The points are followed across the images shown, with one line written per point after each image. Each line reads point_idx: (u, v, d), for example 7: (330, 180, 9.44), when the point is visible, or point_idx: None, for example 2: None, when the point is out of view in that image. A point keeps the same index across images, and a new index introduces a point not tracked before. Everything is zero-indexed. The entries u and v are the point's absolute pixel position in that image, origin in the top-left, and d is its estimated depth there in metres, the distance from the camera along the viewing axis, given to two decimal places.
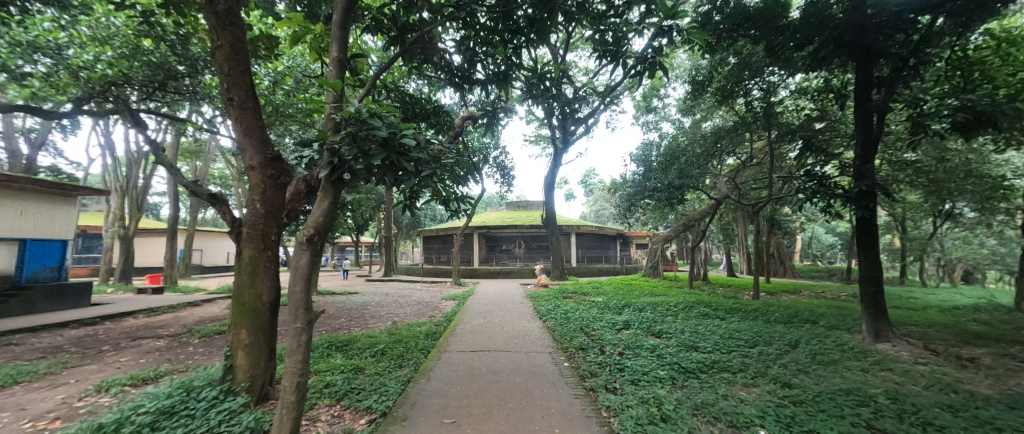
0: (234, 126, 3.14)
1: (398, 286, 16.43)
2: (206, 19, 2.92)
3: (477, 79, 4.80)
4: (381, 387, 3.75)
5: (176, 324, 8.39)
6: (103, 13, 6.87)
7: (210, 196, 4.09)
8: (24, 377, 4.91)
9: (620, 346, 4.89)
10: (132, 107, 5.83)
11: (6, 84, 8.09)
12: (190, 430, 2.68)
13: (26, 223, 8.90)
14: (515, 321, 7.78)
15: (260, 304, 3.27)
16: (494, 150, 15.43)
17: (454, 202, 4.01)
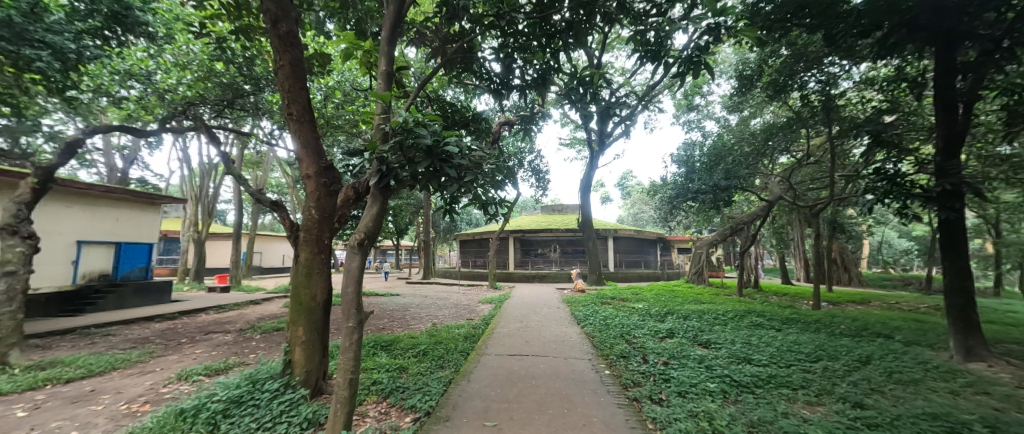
0: (293, 139, 3.39)
1: (436, 289, 16.84)
2: (269, 42, 3.19)
3: (515, 85, 4.86)
4: (424, 387, 3.86)
5: (240, 320, 9.17)
6: (183, 41, 7.73)
7: (270, 202, 4.44)
8: (120, 363, 5.60)
9: (665, 355, 4.68)
10: (206, 123, 6.48)
11: (106, 107, 9.28)
12: (256, 419, 2.92)
13: (122, 228, 10.16)
14: (552, 326, 7.73)
15: (315, 303, 3.49)
16: (529, 155, 15.50)
17: (492, 206, 4.08)
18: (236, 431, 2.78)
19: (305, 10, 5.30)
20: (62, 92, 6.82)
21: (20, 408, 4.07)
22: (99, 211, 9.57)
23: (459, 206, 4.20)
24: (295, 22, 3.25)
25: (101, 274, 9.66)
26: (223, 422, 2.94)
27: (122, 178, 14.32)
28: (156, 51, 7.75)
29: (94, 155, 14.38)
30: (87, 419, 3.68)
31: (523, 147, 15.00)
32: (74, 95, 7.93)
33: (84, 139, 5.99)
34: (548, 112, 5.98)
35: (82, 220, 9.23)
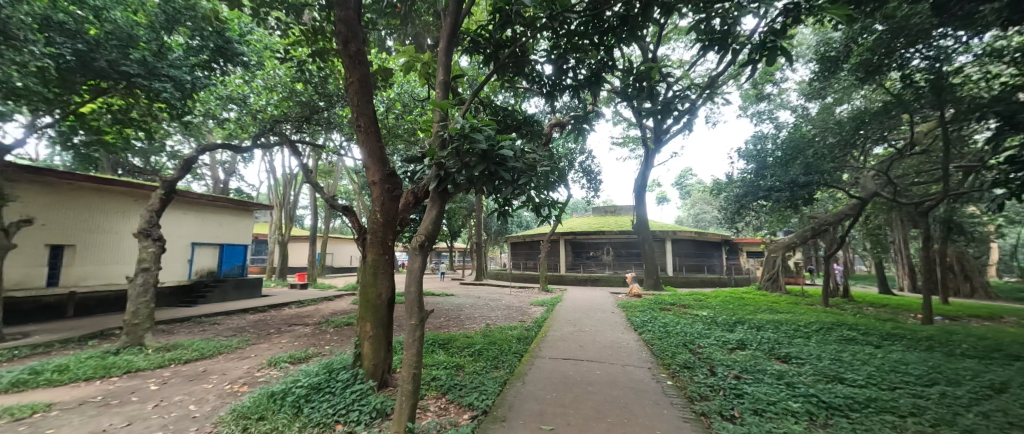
0: (361, 149, 3.68)
1: (489, 290, 17.13)
2: (342, 61, 3.51)
3: (567, 86, 4.82)
4: (480, 386, 3.95)
5: (317, 315, 10.11)
6: (271, 66, 8.79)
7: (341, 207, 4.84)
8: (224, 349, 6.47)
9: (736, 368, 4.31)
10: (287, 138, 7.27)
11: (212, 128, 10.82)
12: (333, 406, 3.23)
13: (225, 232, 11.72)
14: (607, 331, 7.51)
15: (380, 301, 3.74)
16: (580, 156, 15.25)
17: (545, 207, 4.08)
18: (316, 416, 3.10)
19: (369, 29, 5.73)
20: (180, 116, 8.08)
21: (152, 382, 4.87)
22: (207, 217, 11.14)
23: (512, 208, 4.24)
24: (362, 41, 3.53)
25: (209, 271, 11.24)
26: (305, 406, 3.29)
27: (223, 188, 16.55)
28: (250, 77, 8.84)
29: (203, 169, 16.79)
30: (201, 395, 4.30)
31: (573, 148, 14.79)
32: (188, 119, 9.36)
33: (196, 157, 7.04)
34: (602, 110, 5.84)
35: (195, 224, 10.80)
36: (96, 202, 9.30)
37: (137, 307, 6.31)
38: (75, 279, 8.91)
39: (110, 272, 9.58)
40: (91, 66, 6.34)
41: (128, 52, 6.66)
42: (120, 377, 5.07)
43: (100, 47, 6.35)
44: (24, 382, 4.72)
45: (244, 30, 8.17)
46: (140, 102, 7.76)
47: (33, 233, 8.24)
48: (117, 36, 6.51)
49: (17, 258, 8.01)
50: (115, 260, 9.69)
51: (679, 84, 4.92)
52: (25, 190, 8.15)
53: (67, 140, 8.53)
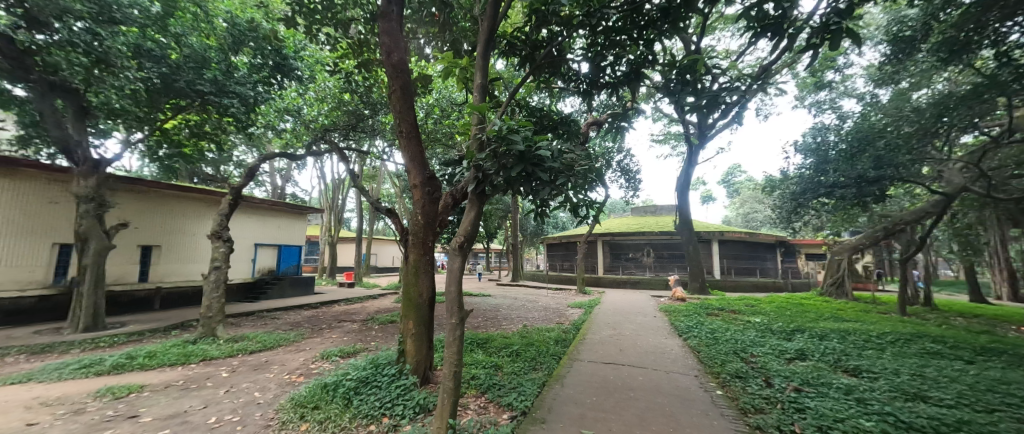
0: (403, 153, 3.83)
1: (526, 291, 17.13)
2: (385, 71, 3.68)
3: (605, 84, 4.72)
4: (519, 387, 3.96)
5: (363, 312, 10.64)
6: (322, 78, 9.40)
7: (385, 209, 5.06)
8: (283, 341, 6.99)
9: (795, 381, 3.98)
10: (336, 145, 7.73)
11: (271, 138, 11.74)
12: (379, 400, 3.39)
13: (282, 233, 12.66)
14: (650, 336, 7.24)
15: (421, 300, 3.87)
16: (618, 155, 14.84)
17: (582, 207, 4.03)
18: (364, 408, 3.27)
19: (410, 39, 5.99)
20: (244, 128, 8.87)
21: (223, 370, 5.37)
22: (267, 219, 12.09)
23: (549, 209, 4.21)
24: (404, 51, 3.69)
25: (269, 270, 12.20)
26: (354, 398, 3.48)
27: (281, 193, 17.91)
28: (304, 90, 9.52)
29: (263, 176, 18.26)
30: (264, 383, 4.68)
31: (611, 146, 14.43)
32: (251, 131, 10.24)
33: (259, 165, 7.67)
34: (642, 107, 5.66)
35: (257, 226, 11.75)
36: (177, 206, 10.43)
37: (211, 301, 7.02)
38: (160, 276, 10.05)
39: (188, 270, 10.70)
40: (173, 86, 7.28)
41: (202, 72, 7.52)
42: (197, 364, 5.65)
43: (179, 70, 7.26)
44: (122, 366, 5.40)
45: (298, 47, 8.83)
46: (212, 117, 8.62)
47: (129, 235, 9.37)
48: (193, 59, 7.40)
49: (116, 257, 9.15)
50: (192, 258, 10.82)
51: (727, 75, 4.63)
52: (122, 197, 9.30)
53: (155, 153, 9.60)
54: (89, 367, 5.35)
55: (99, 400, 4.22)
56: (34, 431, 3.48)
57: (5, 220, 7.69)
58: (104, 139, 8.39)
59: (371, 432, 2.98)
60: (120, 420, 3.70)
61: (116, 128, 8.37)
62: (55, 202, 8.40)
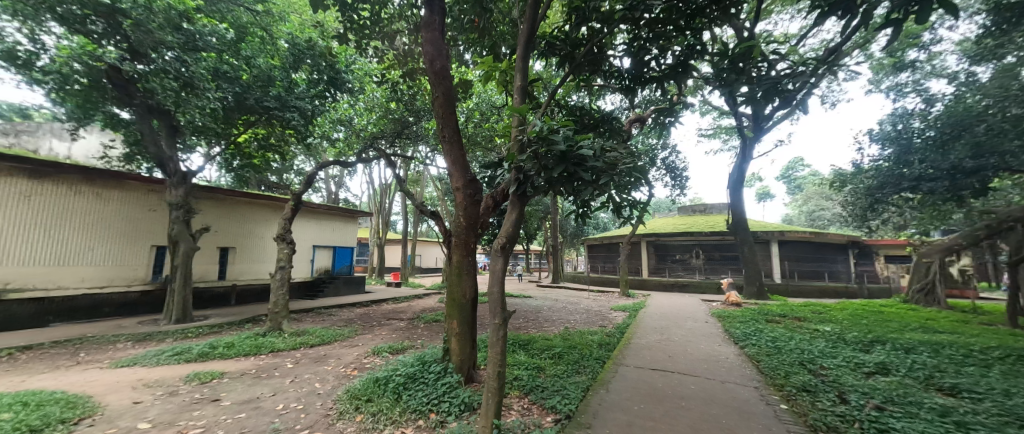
0: (446, 157, 3.94)
1: (567, 293, 16.92)
2: (429, 78, 3.82)
3: (650, 78, 4.55)
4: (562, 390, 3.91)
5: (410, 311, 11.11)
6: (370, 89, 9.95)
7: (428, 212, 5.23)
8: (339, 337, 7.48)
9: (877, 398, 3.55)
10: (383, 151, 8.16)
11: (327, 147, 12.63)
12: (427, 396, 3.54)
13: (337, 235, 13.54)
14: (702, 342, 6.84)
15: (465, 300, 3.97)
16: (663, 152, 14.22)
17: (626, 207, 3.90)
18: (413, 403, 3.43)
19: (451, 47, 6.19)
20: (303, 139, 9.63)
21: (289, 361, 5.85)
22: (323, 222, 12.99)
23: (591, 210, 4.13)
24: (445, 58, 3.82)
25: (326, 270, 13.11)
26: (403, 393, 3.65)
27: (335, 199, 19.16)
28: (354, 101, 10.15)
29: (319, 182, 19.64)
30: (323, 375, 5.04)
31: (655, 143, 13.86)
32: (309, 141, 11.10)
33: (316, 173, 8.28)
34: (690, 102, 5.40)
35: (315, 229, 12.66)
36: (248, 212, 11.54)
37: (277, 297, 7.67)
38: (235, 275, 11.18)
39: (257, 269, 11.80)
40: (244, 104, 8.29)
41: (268, 90, 8.45)
42: (266, 355, 6.20)
43: (250, 89, 8.24)
44: (205, 354, 6.06)
45: (349, 61, 9.42)
46: (276, 130, 9.47)
47: (211, 238, 10.52)
48: (261, 78, 8.28)
49: (200, 258, 10.30)
50: (261, 259, 11.91)
51: (788, 60, 4.27)
52: (205, 204, 10.47)
53: (230, 164, 10.74)
54: (179, 355, 6.06)
55: (188, 384, 4.77)
56: (139, 408, 4.01)
57: (116, 227, 8.96)
58: (190, 154, 9.54)
59: (420, 426, 3.12)
60: (205, 403, 4.15)
61: (200, 144, 9.46)
62: (153, 210, 9.64)
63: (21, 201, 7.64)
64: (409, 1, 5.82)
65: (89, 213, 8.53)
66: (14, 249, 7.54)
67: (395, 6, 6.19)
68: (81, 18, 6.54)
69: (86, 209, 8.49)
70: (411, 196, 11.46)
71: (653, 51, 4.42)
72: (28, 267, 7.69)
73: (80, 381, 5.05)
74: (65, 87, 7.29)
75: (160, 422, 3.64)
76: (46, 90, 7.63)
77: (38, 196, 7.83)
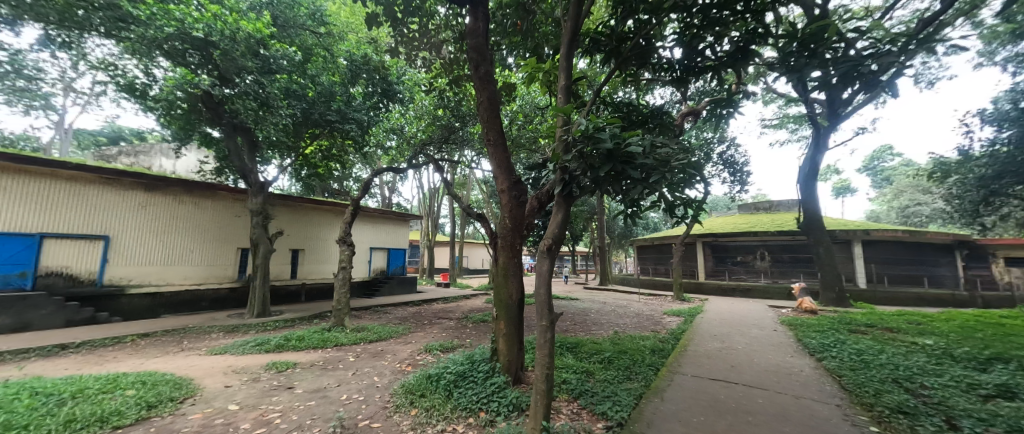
0: (491, 160, 4.13)
1: (617, 296, 16.38)
2: (474, 84, 4.03)
3: (705, 68, 4.30)
4: (613, 396, 3.82)
5: (460, 311, 11.46)
6: (419, 97, 10.45)
7: (475, 214, 5.39)
8: (394, 333, 7.92)
9: (998, 426, 3.00)
10: (432, 157, 8.52)
11: (382, 155, 13.47)
12: (477, 394, 3.73)
13: (391, 238, 14.35)
14: (769, 352, 6.26)
15: (511, 301, 4.10)
16: (720, 146, 13.27)
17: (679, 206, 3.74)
18: (463, 401, 3.62)
19: (494, 51, 6.31)
20: (360, 148, 10.36)
21: (351, 355, 6.31)
22: (379, 225, 13.86)
23: (641, 210, 4.01)
24: (490, 63, 4.01)
25: (382, 270, 13.96)
26: (454, 392, 3.86)
27: (389, 203, 20.32)
28: (405, 111, 10.73)
29: (375, 188, 20.95)
30: (381, 369, 5.37)
31: (711, 137, 12.98)
32: (366, 150, 11.91)
33: (372, 179, 8.84)
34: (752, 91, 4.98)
35: (372, 232, 13.54)
36: (314, 216, 12.65)
37: (340, 295, 8.31)
38: (305, 274, 12.32)
39: (323, 269, 12.89)
40: (310, 118, 9.12)
41: (330, 104, 9.24)
42: (331, 348, 6.74)
43: (315, 104, 9.04)
44: (281, 346, 6.74)
45: (400, 73, 9.98)
46: (337, 141, 10.30)
47: (284, 240, 11.67)
48: (324, 94, 9.09)
49: (277, 258, 11.47)
50: (326, 260, 12.99)
51: (871, 36, 3.79)
52: (279, 210, 11.64)
53: (300, 173, 11.86)
54: (260, 346, 6.79)
55: (267, 372, 5.33)
56: (229, 391, 4.56)
57: (210, 231, 10.28)
58: (267, 165, 10.68)
59: (470, 424, 3.29)
60: (281, 390, 4.61)
61: (274, 157, 10.58)
62: (238, 216, 10.91)
63: (141, 211, 9.07)
64: (454, 10, 6.04)
65: (189, 220, 9.88)
66: (135, 251, 8.96)
67: (442, 16, 6.45)
68: (181, 51, 7.58)
69: (187, 216, 9.84)
70: (459, 199, 11.85)
71: (709, 38, 4.17)
72: (145, 267, 9.10)
73: (183, 365, 5.86)
74: (171, 112, 8.56)
75: (246, 405, 4.11)
76: (157, 116, 9.01)
77: (153, 206, 9.24)
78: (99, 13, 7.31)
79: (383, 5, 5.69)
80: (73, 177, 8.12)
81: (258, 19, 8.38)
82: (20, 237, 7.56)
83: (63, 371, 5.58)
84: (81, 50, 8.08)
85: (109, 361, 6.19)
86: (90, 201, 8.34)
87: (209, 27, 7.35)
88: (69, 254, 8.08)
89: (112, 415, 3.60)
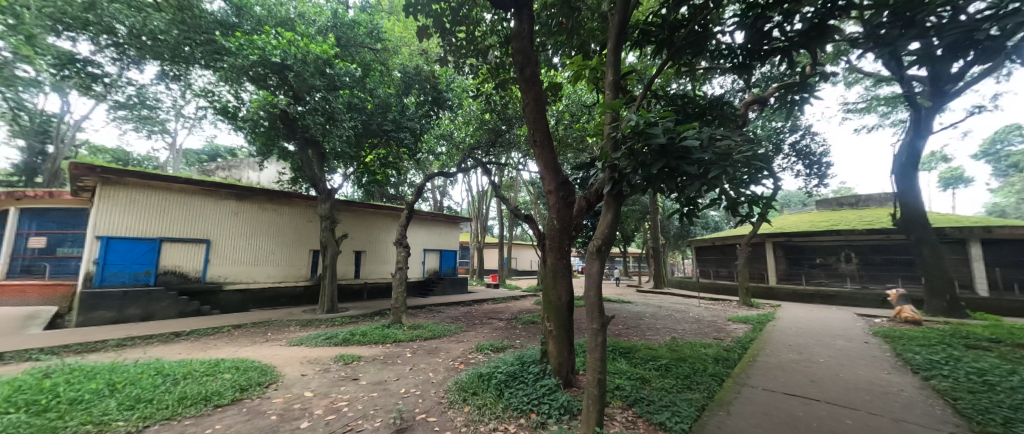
0: (538, 161, 4.17)
1: (675, 300, 15.48)
2: (520, 87, 4.12)
3: (773, 51, 3.91)
4: (672, 406, 3.65)
5: (509, 311, 11.58)
6: (466, 103, 10.77)
7: (522, 216, 5.41)
8: (447, 332, 8.23)
9: None
10: (479, 160, 8.75)
11: (433, 161, 14.09)
12: (528, 395, 3.76)
13: (443, 240, 14.94)
14: (857, 367, 5.52)
15: (560, 303, 4.08)
16: (792, 136, 12.00)
17: (744, 204, 3.45)
18: (515, 401, 3.67)
19: (540, 52, 6.32)
20: (413, 155, 10.92)
21: (408, 351, 6.66)
22: (431, 228, 14.50)
23: (699, 208, 3.77)
24: (535, 64, 4.04)
25: (435, 271, 14.56)
26: (506, 391, 3.94)
27: (441, 207, 21.19)
28: (454, 117, 11.10)
29: (428, 192, 21.96)
30: (435, 366, 5.60)
31: (781, 126, 11.78)
32: (419, 157, 12.52)
33: (425, 184, 9.22)
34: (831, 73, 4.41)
35: (425, 234, 14.22)
36: (374, 220, 13.55)
37: (398, 294, 8.81)
38: (367, 274, 13.24)
39: (383, 270, 13.78)
40: (370, 129, 9.81)
41: (386, 115, 9.88)
42: (390, 344, 7.18)
43: (373, 115, 9.70)
44: (348, 340, 7.32)
45: (449, 81, 10.36)
46: (393, 149, 10.96)
47: (349, 242, 12.66)
48: (381, 105, 9.74)
49: (343, 259, 12.48)
50: (385, 261, 13.87)
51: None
52: (344, 216, 12.68)
53: (361, 180, 12.78)
54: (329, 339, 7.43)
55: (336, 363, 5.82)
56: (304, 380, 5.04)
57: (288, 235, 11.46)
58: (334, 174, 11.65)
59: (521, 425, 3.32)
60: (347, 381, 5.00)
61: (340, 166, 11.50)
62: (310, 221, 12.04)
63: (233, 217, 10.39)
64: (499, 15, 6.16)
65: (271, 225, 11.11)
66: (230, 253, 10.27)
67: (488, 23, 6.60)
68: (263, 75, 8.58)
69: (270, 222, 11.08)
70: (507, 200, 12.00)
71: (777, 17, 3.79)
72: (238, 267, 10.39)
73: (267, 354, 6.61)
74: (256, 129, 9.72)
75: (318, 393, 4.52)
76: (245, 134, 10.26)
77: (243, 213, 10.55)
78: (200, 49, 8.56)
79: (432, 17, 5.98)
80: (182, 189, 9.55)
81: (325, 41, 9.20)
82: (144, 241, 8.98)
83: (177, 354, 6.58)
84: (188, 81, 9.49)
85: (210, 348, 7.16)
86: (195, 209, 9.75)
87: (284, 53, 8.25)
88: (180, 255, 9.49)
89: (213, 394, 4.17)
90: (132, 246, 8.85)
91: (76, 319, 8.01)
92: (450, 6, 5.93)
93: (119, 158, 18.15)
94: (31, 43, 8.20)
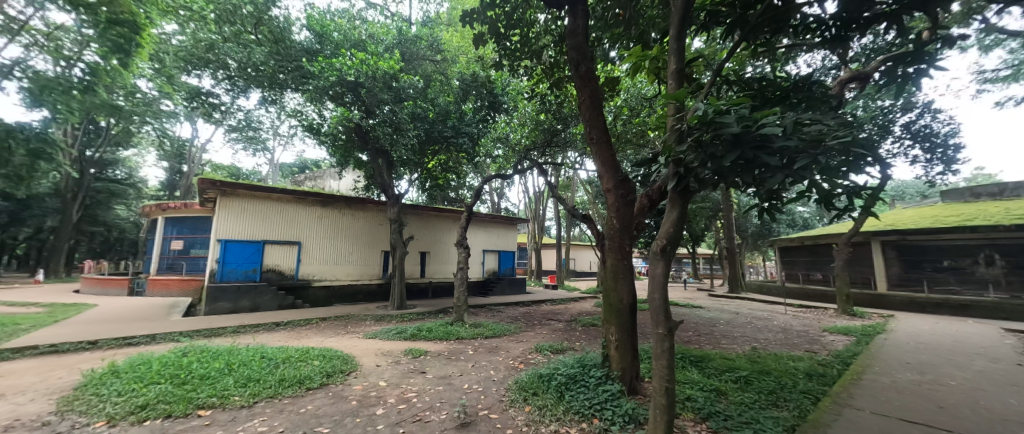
0: (595, 159, 4.05)
1: (755, 306, 13.95)
2: (575, 82, 4.03)
3: (875, 20, 3.30)
4: (754, 423, 3.30)
5: (568, 313, 11.45)
6: (522, 105, 10.88)
7: (579, 215, 5.30)
8: (507, 331, 8.37)
9: None
10: (535, 161, 8.79)
11: (491, 164, 14.40)
12: (590, 399, 3.66)
13: (501, 241, 15.24)
14: (1004, 395, 4.47)
15: (622, 306, 3.91)
16: (905, 116, 10.15)
17: (840, 197, 2.97)
18: (576, 404, 3.60)
19: (596, 47, 6.12)
20: (471, 159, 11.31)
21: (469, 348, 6.90)
22: (490, 229, 14.87)
23: (782, 204, 3.33)
24: (590, 60, 3.95)
25: (495, 271, 14.92)
26: (567, 393, 3.88)
27: (499, 208, 21.56)
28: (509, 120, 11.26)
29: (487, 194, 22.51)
30: (494, 365, 5.74)
31: (890, 104, 10.01)
32: (477, 161, 12.91)
33: (483, 187, 9.43)
34: (958, 37, 3.59)
35: (484, 236, 14.63)
36: (437, 223, 14.29)
37: (460, 294, 9.19)
38: (432, 273, 14.00)
39: (446, 270, 14.46)
40: (431, 136, 10.42)
41: (446, 122, 10.42)
42: (454, 341, 7.50)
43: (435, 123, 10.30)
44: (416, 335, 7.80)
45: (505, 85, 10.53)
46: (453, 154, 11.46)
47: (415, 244, 13.50)
48: (441, 113, 10.33)
49: (410, 259, 13.34)
50: (447, 261, 14.55)
51: None
52: (411, 219, 13.56)
53: (425, 186, 13.48)
54: (400, 334, 7.99)
55: (405, 357, 6.24)
56: (379, 370, 5.48)
57: (364, 238, 12.57)
58: (401, 180, 12.46)
59: (584, 429, 3.25)
60: (416, 373, 5.32)
61: (406, 172, 12.29)
62: (381, 224, 13.06)
63: (320, 222, 11.68)
64: (553, 14, 6.12)
65: (350, 228, 12.29)
66: (318, 254, 11.56)
67: (542, 23, 6.60)
68: (341, 94, 9.48)
69: (348, 226, 12.25)
70: (564, 200, 11.85)
71: None
72: (324, 266, 11.65)
73: (348, 345, 7.30)
74: (336, 142, 10.85)
75: (391, 383, 4.88)
76: (327, 147, 11.46)
77: (327, 218, 11.81)
78: (290, 75, 9.75)
79: (486, 24, 6.11)
80: (280, 198, 10.98)
81: (391, 57, 9.92)
82: (251, 243, 10.48)
83: (278, 342, 7.57)
84: (282, 103, 10.87)
85: (303, 337, 8.12)
86: (291, 216, 11.14)
87: (358, 72, 9.08)
88: (279, 255, 10.91)
89: (305, 378, 4.72)
90: (243, 248, 10.37)
91: (205, 308, 9.60)
92: (504, 11, 5.98)
93: (232, 173, 21.37)
94: (172, 82, 10.06)
